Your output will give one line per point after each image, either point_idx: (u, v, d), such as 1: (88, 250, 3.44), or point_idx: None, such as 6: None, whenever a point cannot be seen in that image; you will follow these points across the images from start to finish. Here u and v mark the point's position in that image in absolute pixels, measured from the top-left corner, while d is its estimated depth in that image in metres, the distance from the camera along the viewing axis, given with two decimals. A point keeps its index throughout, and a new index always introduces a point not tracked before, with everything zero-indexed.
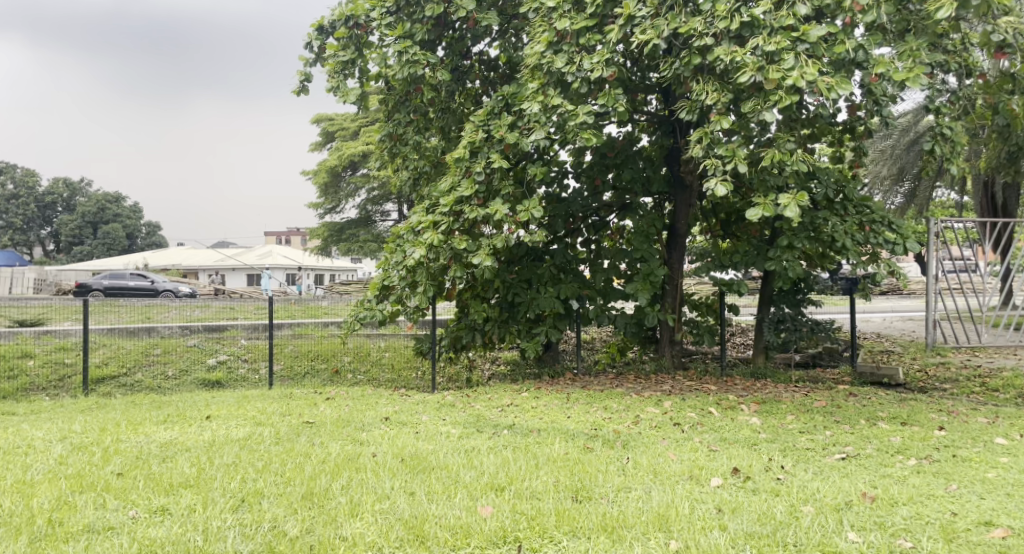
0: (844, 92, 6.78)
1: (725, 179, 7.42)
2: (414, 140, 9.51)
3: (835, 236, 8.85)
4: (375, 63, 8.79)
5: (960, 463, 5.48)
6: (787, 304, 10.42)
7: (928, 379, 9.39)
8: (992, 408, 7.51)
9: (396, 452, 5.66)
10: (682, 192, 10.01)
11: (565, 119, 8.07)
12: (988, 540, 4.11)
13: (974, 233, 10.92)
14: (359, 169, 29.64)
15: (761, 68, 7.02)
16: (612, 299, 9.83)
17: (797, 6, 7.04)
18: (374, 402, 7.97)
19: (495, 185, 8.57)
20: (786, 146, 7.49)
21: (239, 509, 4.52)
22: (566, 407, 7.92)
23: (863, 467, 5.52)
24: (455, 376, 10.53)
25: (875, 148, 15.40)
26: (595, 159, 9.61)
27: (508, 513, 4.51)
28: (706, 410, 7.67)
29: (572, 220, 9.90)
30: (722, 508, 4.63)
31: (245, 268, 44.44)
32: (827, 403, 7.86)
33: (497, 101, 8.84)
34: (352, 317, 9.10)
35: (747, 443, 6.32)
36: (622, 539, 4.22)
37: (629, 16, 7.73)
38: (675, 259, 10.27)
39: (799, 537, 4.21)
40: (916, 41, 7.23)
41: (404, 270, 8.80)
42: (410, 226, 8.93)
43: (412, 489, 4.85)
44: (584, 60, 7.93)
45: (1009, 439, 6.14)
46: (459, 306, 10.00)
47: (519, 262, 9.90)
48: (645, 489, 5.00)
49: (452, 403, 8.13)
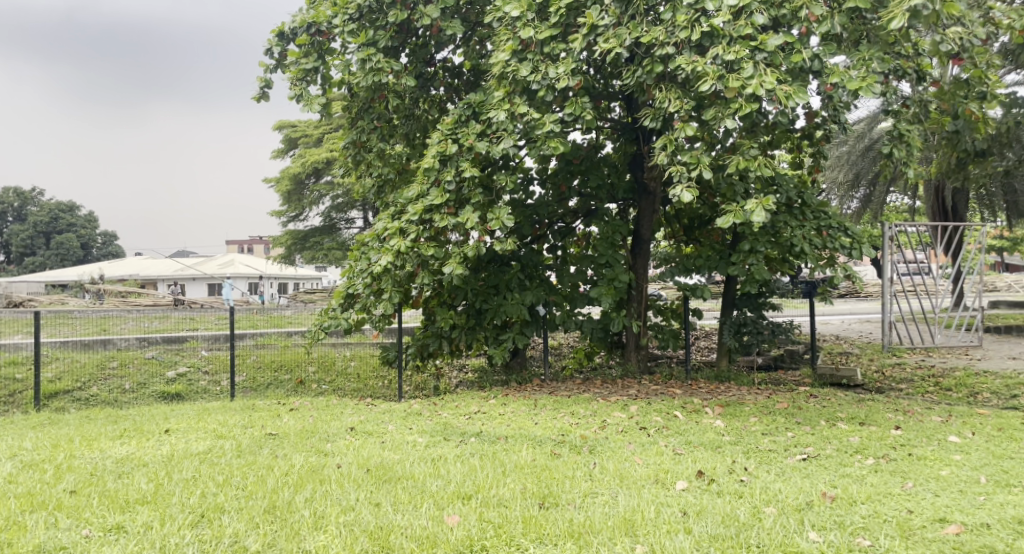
0: (801, 100, 6.99)
1: (690, 186, 7.54)
2: (378, 146, 9.47)
3: (795, 240, 9.09)
4: (339, 70, 8.71)
5: (915, 461, 5.61)
6: (750, 308, 10.64)
7: (885, 379, 9.60)
8: (945, 407, 7.71)
9: (361, 462, 5.63)
10: (645, 198, 10.15)
11: (532, 127, 8.18)
12: (942, 536, 4.19)
13: (927, 237, 11.29)
14: (323, 176, 29.38)
15: (721, 77, 7.14)
16: (578, 305, 9.90)
17: (756, 15, 7.13)
18: (339, 412, 7.90)
19: (465, 193, 8.55)
20: (749, 152, 7.69)
21: (198, 525, 4.45)
22: (534, 414, 7.94)
23: (823, 467, 5.63)
24: (422, 384, 10.55)
25: (832, 155, 15.86)
26: (561, 165, 9.77)
27: (474, 521, 4.51)
28: (670, 413, 7.76)
29: (538, 226, 10.08)
30: (687, 511, 4.69)
31: (207, 278, 43.79)
32: (789, 405, 8.01)
33: (463, 109, 8.84)
34: (317, 326, 8.99)
35: (711, 445, 6.42)
36: (589, 544, 4.26)
37: (592, 26, 7.86)
38: (641, 263, 10.40)
39: (761, 538, 4.28)
40: (869, 51, 7.45)
41: (369, 278, 8.76)
42: (375, 233, 8.89)
43: (378, 500, 4.82)
44: (549, 68, 8.01)
45: (961, 438, 6.28)
46: (426, 314, 9.98)
47: (485, 269, 9.88)
48: (611, 494, 5.06)
49: (420, 412, 8.08)
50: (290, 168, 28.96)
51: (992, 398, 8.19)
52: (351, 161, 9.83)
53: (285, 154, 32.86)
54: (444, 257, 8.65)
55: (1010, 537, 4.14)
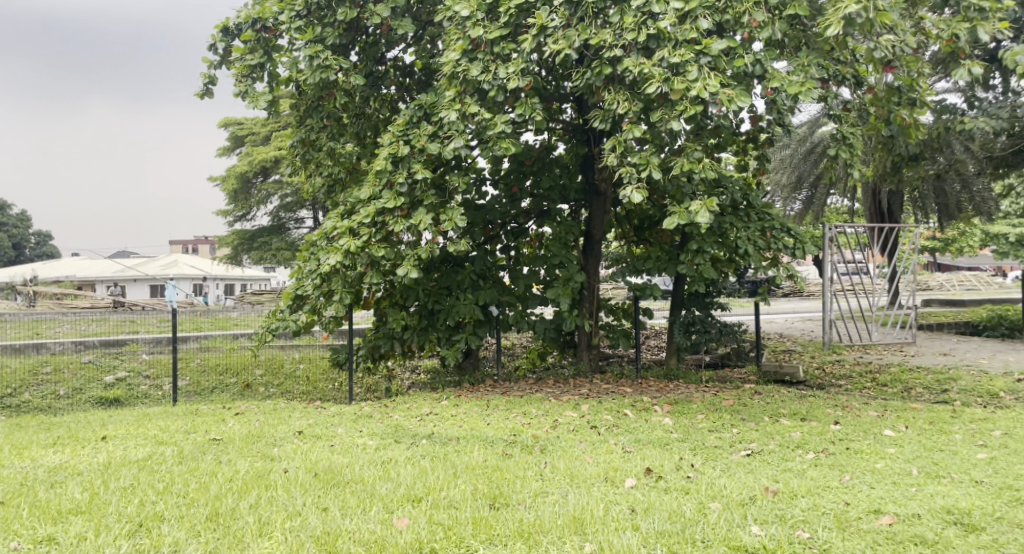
0: (744, 104, 7.12)
1: (639, 186, 7.64)
2: (328, 145, 9.36)
3: (741, 241, 9.37)
4: (285, 68, 8.59)
5: (852, 455, 5.79)
6: (698, 307, 10.86)
7: (826, 375, 9.88)
8: (882, 402, 7.97)
9: (309, 466, 5.57)
10: (596, 199, 10.31)
11: (484, 128, 8.22)
12: (877, 527, 4.33)
13: (865, 238, 11.68)
14: (270, 175, 28.92)
15: (667, 80, 7.27)
16: (531, 305, 9.97)
17: (701, 20, 7.26)
18: (286, 416, 7.80)
19: (417, 195, 8.52)
20: (694, 155, 7.84)
21: (136, 535, 4.35)
22: (486, 414, 7.96)
23: (766, 462, 5.79)
24: (374, 386, 10.49)
25: (775, 157, 16.29)
26: (513, 165, 9.83)
27: (424, 524, 4.51)
28: (621, 412, 7.88)
29: (491, 226, 10.11)
30: (635, 508, 4.77)
31: (150, 280, 42.70)
32: (735, 401, 8.20)
33: (415, 110, 8.81)
34: (264, 328, 8.85)
35: (660, 443, 6.54)
36: (539, 544, 4.30)
37: (542, 26, 7.91)
38: (592, 263, 10.52)
39: (706, 533, 4.38)
40: (808, 57, 7.66)
41: (319, 279, 8.68)
42: (324, 233, 8.82)
43: (325, 505, 4.78)
44: (499, 69, 8.05)
45: (896, 431, 6.51)
46: (377, 315, 9.92)
47: (438, 269, 9.89)
48: (561, 493, 5.11)
49: (370, 414, 8.02)
50: (236, 167, 28.41)
51: (925, 393, 8.50)
52: (299, 160, 9.75)
53: (232, 152, 32.27)
54: (396, 258, 8.62)
55: (939, 526, 4.29)
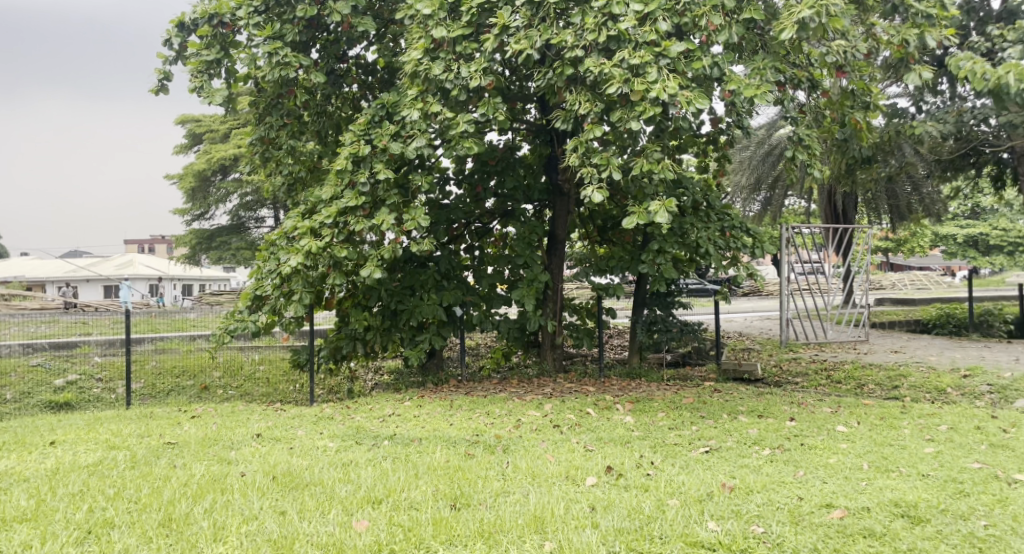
0: (702, 106, 7.22)
1: (600, 187, 7.70)
2: (288, 143, 9.23)
3: (702, 241, 9.46)
4: (244, 64, 8.48)
5: (806, 451, 5.91)
6: (660, 306, 10.95)
7: (783, 373, 10.06)
8: (836, 399, 8.15)
9: (267, 469, 5.51)
10: (560, 200, 10.33)
11: (446, 127, 8.21)
12: (828, 521, 4.43)
13: (821, 238, 11.91)
14: (230, 174, 28.54)
15: (627, 81, 7.34)
16: (495, 305, 10.00)
17: (660, 23, 7.35)
18: (244, 418, 7.71)
19: (379, 195, 8.47)
20: (654, 156, 7.93)
21: (85, 542, 4.27)
22: (448, 415, 7.96)
23: (724, 458, 5.88)
24: (336, 387, 10.41)
25: (735, 159, 16.54)
26: (476, 165, 9.80)
27: (384, 526, 4.50)
28: (583, 411, 7.93)
29: (456, 226, 10.15)
30: (595, 506, 4.81)
31: (104, 280, 41.79)
32: (694, 399, 8.31)
33: (376, 109, 8.76)
34: (222, 329, 8.74)
35: (620, 441, 6.60)
36: (498, 543, 4.32)
37: (504, 26, 7.92)
38: (556, 263, 10.58)
39: (664, 529, 4.43)
40: (765, 60, 7.80)
41: (279, 279, 8.58)
42: (284, 232, 8.74)
43: (283, 508, 4.74)
44: (461, 68, 8.04)
45: (848, 427, 6.66)
46: (339, 315, 9.83)
47: (402, 269, 9.86)
48: (523, 492, 5.13)
49: (331, 416, 7.96)
50: (194, 165, 28.02)
51: (877, 389, 8.71)
52: (258, 158, 9.58)
53: (189, 150, 31.75)
54: (358, 258, 8.56)
55: (887, 519, 4.41)
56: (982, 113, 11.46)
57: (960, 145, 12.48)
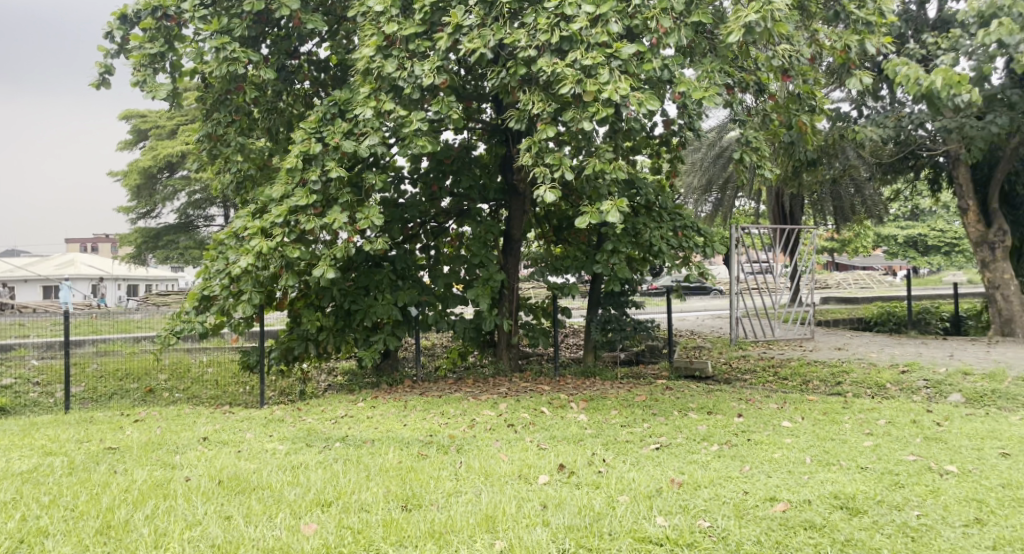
0: (654, 107, 7.32)
1: (553, 187, 7.72)
2: (237, 140, 9.03)
3: (654, 240, 9.57)
4: (190, 59, 8.30)
5: (753, 446, 6.03)
6: (614, 305, 11.07)
7: (732, 370, 10.26)
8: (782, 395, 8.34)
9: (212, 474, 5.41)
10: (516, 199, 10.37)
11: (400, 125, 8.16)
12: (771, 514, 4.53)
13: (770, 239, 12.13)
14: (177, 171, 27.97)
15: (580, 81, 7.37)
16: (451, 305, 9.97)
17: (611, 24, 7.41)
18: (191, 422, 7.55)
19: (331, 193, 8.38)
20: (606, 156, 7.99)
21: (17, 551, 4.14)
22: (402, 415, 7.93)
23: (674, 454, 5.96)
24: (288, 389, 10.28)
25: (687, 160, 16.79)
26: (432, 164, 9.86)
27: (332, 529, 4.46)
28: (538, 410, 7.96)
29: (412, 226, 10.05)
30: (546, 504, 4.84)
31: (44, 280, 40.50)
32: (647, 397, 8.41)
33: (328, 106, 8.67)
34: (168, 330, 8.54)
35: (574, 439, 6.64)
36: (449, 543, 4.31)
37: (457, 25, 7.89)
38: (512, 263, 10.61)
39: (613, 526, 4.48)
40: (714, 64, 7.93)
41: (228, 279, 8.43)
42: (233, 232, 8.59)
43: (228, 513, 4.67)
44: (414, 66, 8.00)
45: (793, 422, 6.82)
46: (291, 316, 9.68)
47: (357, 269, 9.79)
48: (475, 492, 5.14)
49: (281, 418, 7.85)
50: (139, 162, 27.44)
51: (821, 385, 8.94)
52: (206, 155, 9.31)
53: (134, 146, 31.00)
54: (310, 258, 8.46)
55: (827, 511, 4.53)
56: (919, 119, 11.93)
57: (900, 150, 12.94)
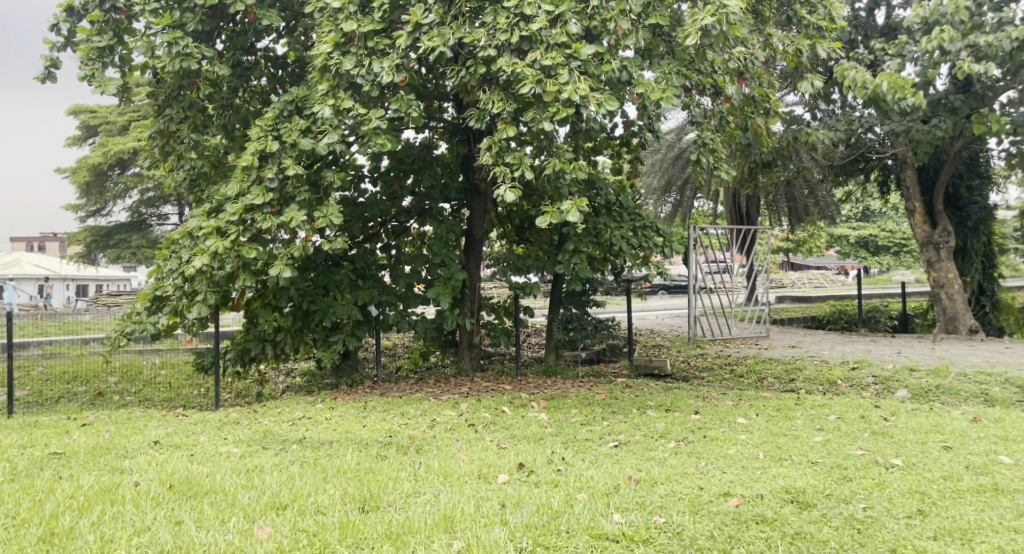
0: (612, 108, 7.37)
1: (514, 186, 7.73)
2: (191, 137, 8.88)
3: (615, 240, 9.63)
4: (141, 53, 8.13)
5: (708, 442, 6.11)
6: (575, 305, 11.14)
7: (690, 368, 10.38)
8: (738, 392, 8.47)
9: (163, 478, 5.30)
10: (477, 199, 10.39)
11: (359, 123, 8.09)
12: (725, 509, 4.59)
13: (728, 239, 12.29)
14: (129, 168, 27.38)
15: (539, 81, 7.39)
16: (412, 305, 9.89)
17: (570, 25, 7.44)
18: (142, 425, 7.39)
19: (288, 191, 8.27)
20: (566, 156, 8.01)
21: None
22: (361, 416, 7.86)
23: (632, 452, 6.02)
24: (244, 391, 10.15)
25: (647, 161, 16.93)
26: (392, 163, 9.77)
27: (287, 532, 4.41)
28: (498, 409, 7.97)
29: (372, 225, 9.97)
30: (505, 503, 4.85)
31: None
32: (606, 395, 8.47)
33: (286, 104, 8.56)
34: (118, 331, 8.39)
35: (534, 437, 6.66)
36: (406, 544, 4.29)
37: (416, 23, 7.86)
38: (473, 263, 10.60)
39: (571, 523, 4.50)
40: (671, 66, 8.02)
41: (181, 279, 8.27)
42: (187, 231, 8.42)
43: (179, 518, 4.58)
44: (373, 64, 7.93)
45: (748, 419, 6.93)
46: (247, 316, 9.54)
47: (316, 269, 9.67)
48: (434, 492, 5.12)
49: (237, 420, 7.73)
50: (89, 159, 26.82)
51: (776, 383, 9.10)
52: (158, 152, 9.20)
53: (83, 142, 30.25)
54: (266, 257, 8.35)
55: (778, 505, 4.61)
56: (867, 122, 12.27)
57: (851, 152, 13.27)
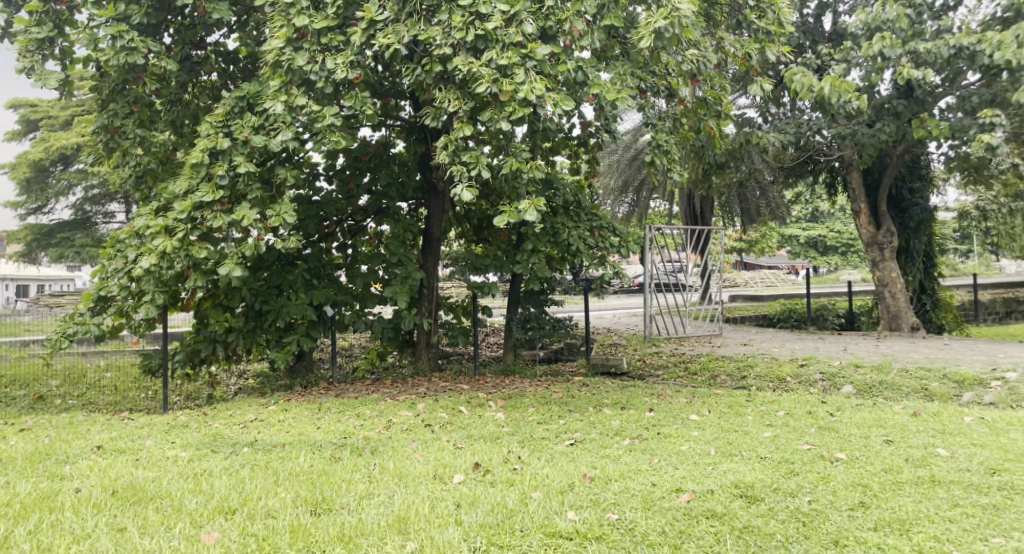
0: (568, 108, 7.38)
1: (471, 185, 7.68)
2: (136, 132, 8.53)
3: (572, 240, 9.66)
4: (84, 45, 7.89)
5: (662, 439, 6.16)
6: (534, 304, 11.19)
7: (646, 366, 10.47)
8: (691, 389, 8.56)
9: (106, 484, 5.15)
10: (435, 197, 10.33)
11: (312, 120, 7.96)
12: (676, 505, 4.63)
13: (683, 239, 12.40)
14: (72, 164, 26.62)
15: (495, 81, 7.36)
16: (369, 305, 9.74)
17: (525, 24, 7.42)
18: (85, 430, 7.18)
19: (239, 189, 8.11)
20: (523, 155, 7.98)
21: None
22: (315, 418, 7.75)
23: (587, 450, 6.03)
24: (194, 393, 9.92)
25: (604, 161, 17.05)
26: (348, 161, 9.70)
27: (236, 537, 4.32)
28: (455, 409, 7.93)
29: (327, 224, 9.93)
30: (460, 503, 4.82)
31: None
32: (563, 394, 8.49)
33: (237, 100, 8.39)
34: (59, 333, 8.02)
35: (491, 437, 6.64)
36: (358, 546, 4.24)
37: (371, 20, 7.77)
38: (431, 262, 10.53)
39: (525, 522, 4.50)
40: (626, 66, 8.06)
41: (127, 279, 8.04)
42: (134, 230, 8.19)
43: (122, 524, 4.47)
44: (327, 60, 7.82)
45: (701, 416, 7.00)
46: (198, 317, 9.33)
47: (269, 268, 9.52)
48: (388, 494, 5.06)
49: (186, 424, 7.55)
50: (29, 154, 25.98)
51: (728, 380, 9.23)
52: (102, 148, 8.81)
53: (23, 136, 29.29)
54: (217, 257, 8.18)
55: (728, 500, 4.66)
56: (816, 125, 12.48)
57: (800, 154, 13.46)
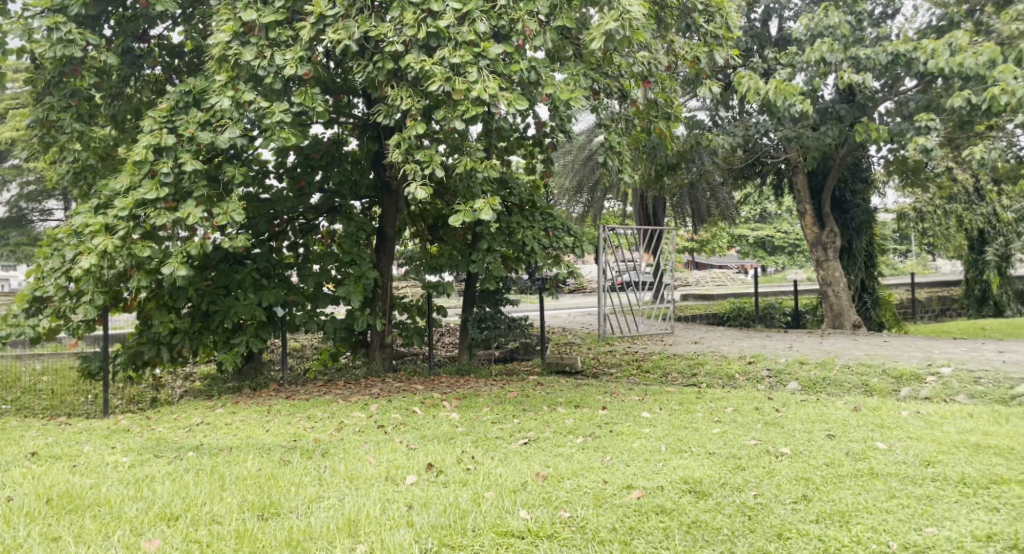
0: (521, 107, 7.35)
1: (424, 183, 7.59)
2: (75, 127, 8.24)
3: (527, 240, 9.63)
4: (18, 36, 7.58)
5: (615, 437, 6.17)
6: (489, 304, 11.13)
7: (600, 364, 10.52)
8: (644, 387, 8.62)
9: (41, 492, 4.95)
10: (388, 196, 10.20)
11: (261, 116, 7.78)
12: (628, 501, 4.63)
13: (636, 239, 12.50)
14: (7, 160, 25.65)
15: (448, 79, 7.29)
16: (321, 304, 9.62)
17: (478, 23, 7.37)
18: (19, 436, 6.90)
19: (184, 187, 7.89)
20: (477, 154, 7.91)
21: None
22: (264, 420, 7.58)
23: (541, 449, 6.00)
24: (137, 397, 9.62)
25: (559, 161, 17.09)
26: (298, 160, 9.57)
27: (178, 544, 4.19)
28: (409, 409, 7.84)
29: (277, 222, 9.75)
30: (412, 504, 4.75)
31: None
32: (518, 393, 8.46)
33: (181, 95, 8.15)
34: None
35: (444, 437, 6.57)
36: (306, 551, 4.14)
37: (320, 15, 7.63)
38: (384, 261, 10.41)
39: (477, 521, 4.45)
40: (579, 66, 8.06)
41: (66, 279, 7.76)
42: (72, 229, 7.89)
43: (57, 534, 4.30)
44: (275, 55, 7.64)
45: (653, 413, 7.04)
46: (142, 318, 9.06)
47: (216, 268, 9.24)
48: (338, 496, 4.96)
49: (128, 428, 7.32)
50: None
51: (680, 377, 9.32)
52: (38, 143, 8.47)
53: None
54: (160, 256, 7.95)
55: (678, 496, 4.68)
56: (762, 128, 12.52)
57: (749, 155, 13.66)
